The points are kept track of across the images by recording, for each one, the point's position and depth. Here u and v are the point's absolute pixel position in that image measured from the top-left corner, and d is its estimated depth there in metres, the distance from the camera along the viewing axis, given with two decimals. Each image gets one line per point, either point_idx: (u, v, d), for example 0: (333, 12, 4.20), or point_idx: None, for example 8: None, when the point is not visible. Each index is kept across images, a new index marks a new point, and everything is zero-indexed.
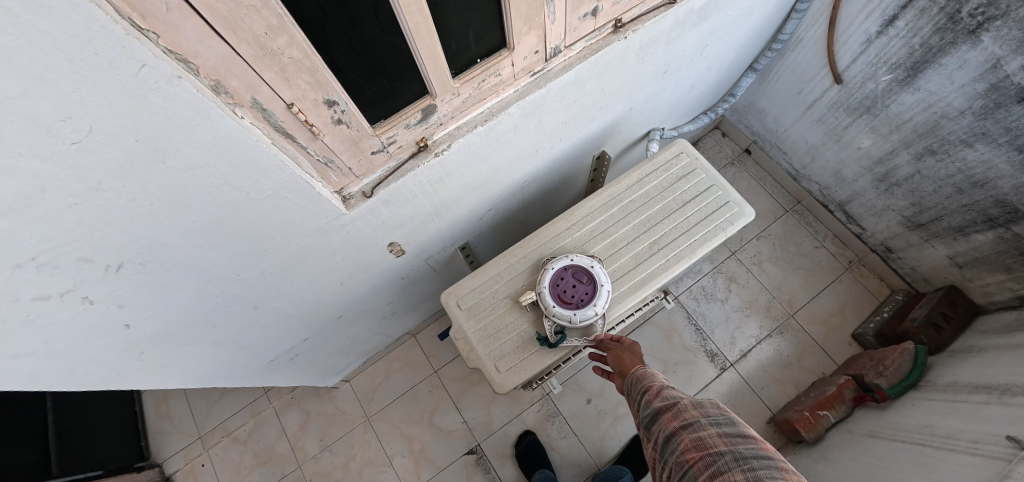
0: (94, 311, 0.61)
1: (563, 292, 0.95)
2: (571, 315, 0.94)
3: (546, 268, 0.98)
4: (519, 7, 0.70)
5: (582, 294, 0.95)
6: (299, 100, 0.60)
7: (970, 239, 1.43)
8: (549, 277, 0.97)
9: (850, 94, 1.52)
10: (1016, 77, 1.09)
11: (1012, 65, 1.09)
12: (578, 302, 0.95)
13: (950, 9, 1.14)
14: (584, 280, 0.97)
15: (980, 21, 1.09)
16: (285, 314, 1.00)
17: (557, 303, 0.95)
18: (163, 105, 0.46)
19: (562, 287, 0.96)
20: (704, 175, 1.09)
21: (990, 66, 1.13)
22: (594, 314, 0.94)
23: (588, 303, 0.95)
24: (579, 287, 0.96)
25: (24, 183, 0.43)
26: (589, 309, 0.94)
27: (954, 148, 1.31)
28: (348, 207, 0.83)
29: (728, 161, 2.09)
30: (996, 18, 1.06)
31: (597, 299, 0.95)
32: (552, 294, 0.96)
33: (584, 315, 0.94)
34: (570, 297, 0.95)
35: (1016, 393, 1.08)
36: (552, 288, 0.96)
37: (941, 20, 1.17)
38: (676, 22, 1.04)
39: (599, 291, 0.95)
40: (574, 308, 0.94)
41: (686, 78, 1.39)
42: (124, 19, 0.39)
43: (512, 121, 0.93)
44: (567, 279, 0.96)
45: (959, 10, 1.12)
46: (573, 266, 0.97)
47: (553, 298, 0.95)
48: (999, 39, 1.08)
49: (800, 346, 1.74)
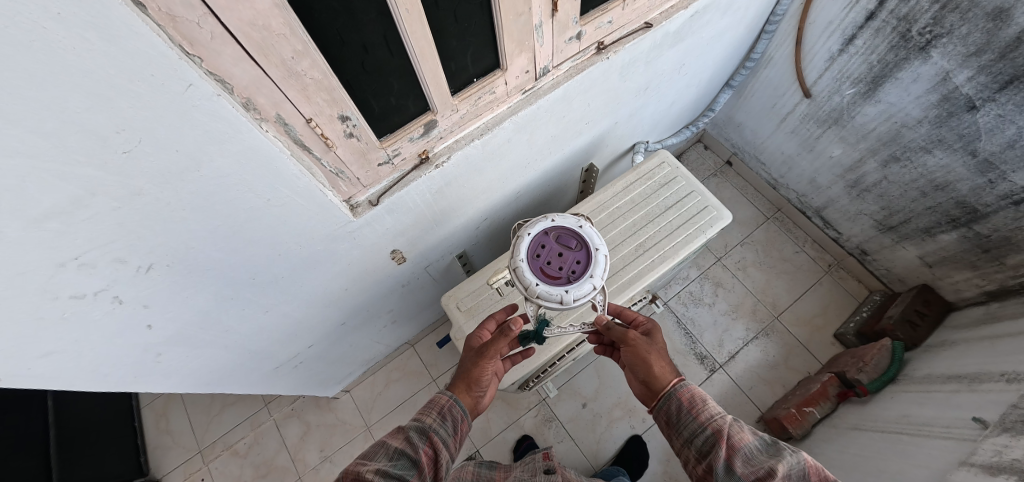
0: (122, 311, 0.66)
1: (549, 265, 0.86)
2: (564, 292, 0.83)
3: (523, 238, 0.89)
4: (511, 31, 0.79)
5: (572, 264, 0.87)
6: (317, 116, 0.67)
7: (936, 239, 1.52)
8: (527, 248, 0.89)
9: (819, 107, 1.63)
10: (963, 88, 1.21)
11: (959, 77, 1.20)
12: (571, 275, 0.85)
13: (902, 29, 1.26)
14: (572, 246, 0.89)
15: (928, 39, 1.21)
16: (292, 319, 1.04)
17: (544, 280, 0.85)
18: (202, 120, 0.53)
19: (546, 259, 0.87)
20: (685, 183, 1.17)
21: (940, 79, 1.24)
22: (592, 288, 0.84)
23: (582, 274, 0.86)
24: (567, 256, 0.87)
25: (77, 188, 0.48)
26: (584, 280, 0.84)
27: (915, 154, 1.42)
28: (355, 215, 0.89)
29: (710, 172, 2.20)
30: (942, 36, 1.18)
31: (591, 268, 0.86)
32: (536, 268, 0.86)
33: (581, 290, 0.83)
34: (559, 270, 0.86)
35: (983, 379, 1.15)
36: (533, 260, 0.87)
37: (895, 38, 1.29)
38: (654, 44, 1.14)
39: (591, 258, 0.87)
40: (567, 282, 0.84)
41: (666, 95, 1.49)
42: (177, 46, 0.46)
43: (506, 135, 1.01)
44: (551, 247, 0.88)
45: (909, 29, 1.24)
46: (558, 236, 0.89)
47: (537, 274, 0.85)
48: (946, 55, 1.20)
49: (786, 346, 1.80)
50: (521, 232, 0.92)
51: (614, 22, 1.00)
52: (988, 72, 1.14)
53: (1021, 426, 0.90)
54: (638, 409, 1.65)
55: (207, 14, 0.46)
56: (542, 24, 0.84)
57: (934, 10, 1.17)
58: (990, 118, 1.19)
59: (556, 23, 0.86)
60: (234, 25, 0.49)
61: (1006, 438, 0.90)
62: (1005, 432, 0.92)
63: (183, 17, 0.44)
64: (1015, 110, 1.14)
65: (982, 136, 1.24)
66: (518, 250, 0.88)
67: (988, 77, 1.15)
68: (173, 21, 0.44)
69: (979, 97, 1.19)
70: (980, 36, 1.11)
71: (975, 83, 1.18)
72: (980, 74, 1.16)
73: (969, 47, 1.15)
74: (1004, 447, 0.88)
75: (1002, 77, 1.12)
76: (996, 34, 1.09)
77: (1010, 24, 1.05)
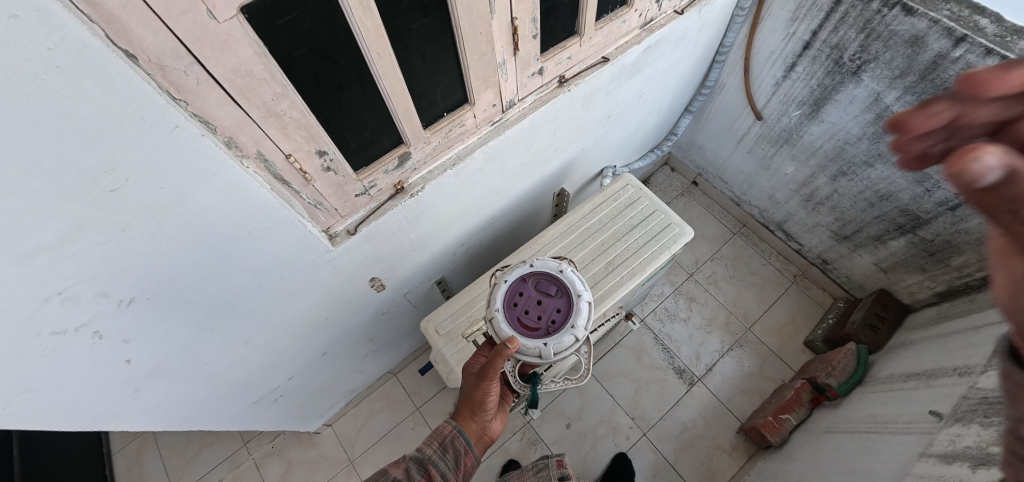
0: (101, 346, 0.67)
1: (527, 315, 0.87)
2: (542, 345, 0.83)
3: (501, 286, 0.89)
4: (476, 68, 0.87)
5: (551, 313, 0.87)
6: (296, 152, 0.71)
7: (886, 245, 1.62)
8: (505, 297, 0.89)
9: (770, 128, 1.76)
10: (893, 107, 1.33)
11: (889, 97, 1.33)
12: (549, 325, 0.86)
13: (835, 56, 1.40)
14: (551, 294, 0.89)
15: (858, 65, 1.35)
16: (272, 350, 1.06)
17: (522, 331, 0.86)
18: (188, 157, 0.57)
19: (525, 308, 0.88)
20: (648, 203, 1.25)
21: (872, 99, 1.37)
22: (572, 340, 0.84)
23: (562, 325, 0.86)
24: (546, 304, 0.88)
25: (65, 224, 0.52)
26: (565, 334, 0.84)
27: (860, 169, 1.54)
28: (334, 244, 0.93)
29: (678, 192, 2.31)
30: (870, 62, 1.32)
31: (573, 321, 0.85)
32: (513, 319, 0.87)
33: (561, 342, 0.84)
34: (537, 321, 0.87)
35: (938, 375, 1.22)
36: (511, 309, 0.88)
37: (830, 65, 1.43)
38: (612, 76, 1.24)
39: (572, 309, 0.87)
40: (545, 334, 0.85)
41: (629, 122, 1.60)
42: (164, 92, 0.51)
43: (477, 164, 1.07)
44: (529, 295, 0.89)
45: (841, 56, 1.38)
46: (536, 283, 0.90)
47: (515, 325, 0.86)
48: (875, 78, 1.33)
49: (760, 356, 1.86)
50: (499, 279, 0.92)
51: (573, 57, 1.09)
52: (913, 92, 1.27)
53: (970, 415, 0.97)
54: (622, 427, 1.73)
55: (194, 62, 0.52)
56: (505, 62, 0.92)
57: (861, 39, 1.31)
58: None
59: (518, 61, 0.95)
60: (219, 72, 0.54)
61: (958, 428, 0.96)
62: (958, 421, 0.98)
63: (171, 66, 0.50)
64: None
65: None
66: (495, 300, 0.88)
67: (913, 96, 1.28)
68: (161, 70, 0.50)
69: None
70: (902, 61, 1.25)
71: (902, 102, 1.31)
72: (906, 94, 1.29)
73: (894, 71, 1.28)
74: (957, 436, 0.94)
75: (925, 96, 1.25)
76: (915, 59, 1.23)
77: (927, 50, 1.19)
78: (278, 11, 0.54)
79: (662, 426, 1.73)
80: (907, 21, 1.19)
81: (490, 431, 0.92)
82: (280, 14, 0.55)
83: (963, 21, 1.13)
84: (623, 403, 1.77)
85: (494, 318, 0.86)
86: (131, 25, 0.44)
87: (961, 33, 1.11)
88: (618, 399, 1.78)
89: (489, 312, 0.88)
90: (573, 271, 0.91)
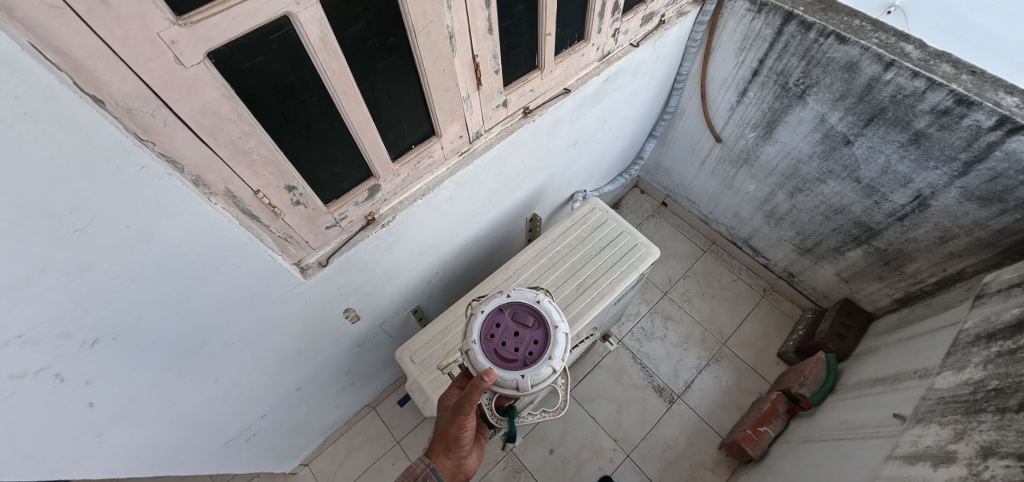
0: (61, 391, 0.66)
1: (504, 346, 0.79)
2: (520, 377, 0.76)
3: (477, 317, 0.82)
4: (442, 102, 0.92)
5: (529, 344, 0.80)
6: (265, 188, 0.74)
7: (845, 256, 1.69)
8: (481, 328, 0.81)
9: (729, 150, 1.85)
10: (838, 126, 1.43)
11: (832, 118, 1.43)
12: (527, 357, 0.79)
13: (781, 82, 1.51)
14: (528, 325, 0.82)
15: (803, 89, 1.46)
16: (243, 387, 1.05)
17: (498, 364, 0.78)
18: (154, 196, 0.60)
19: (501, 340, 0.80)
20: (615, 225, 1.30)
21: (818, 120, 1.48)
22: (550, 371, 0.78)
23: (539, 357, 0.79)
24: (523, 336, 0.81)
25: (29, 265, 0.54)
26: (542, 366, 0.77)
27: (814, 185, 1.62)
28: (305, 277, 0.93)
29: (649, 214, 2.39)
30: (812, 86, 1.43)
31: (550, 353, 0.79)
32: (490, 352, 0.79)
33: (538, 374, 0.77)
34: (514, 353, 0.79)
35: (901, 378, 1.27)
36: (487, 341, 0.80)
37: (777, 89, 1.54)
38: (575, 106, 1.31)
39: (550, 341, 0.80)
40: (522, 366, 0.78)
41: (595, 148, 1.68)
42: (131, 134, 0.55)
43: (447, 193, 1.11)
44: (506, 326, 0.81)
45: (787, 82, 1.49)
46: (513, 313, 0.83)
47: (491, 358, 0.79)
48: (819, 100, 1.44)
49: (737, 370, 1.90)
50: (475, 309, 0.84)
51: (535, 90, 1.16)
52: (853, 112, 1.37)
53: (930, 415, 1.00)
54: (605, 449, 1.72)
55: (161, 106, 0.55)
56: (470, 96, 0.98)
57: (802, 65, 1.42)
58: (864, 150, 1.41)
59: (482, 94, 1.01)
60: (185, 113, 0.57)
61: (919, 428, 1.00)
62: (919, 422, 1.02)
63: (138, 110, 0.54)
64: (880, 142, 1.36)
65: (861, 165, 1.44)
66: (470, 331, 0.81)
67: (854, 116, 1.38)
68: (129, 113, 0.53)
69: (851, 132, 1.41)
70: (841, 84, 1.36)
71: (845, 122, 1.41)
72: (848, 115, 1.39)
73: (834, 93, 1.39)
74: (919, 437, 0.98)
75: (864, 115, 1.35)
76: (852, 82, 1.34)
77: (861, 73, 1.30)
78: (244, 55, 0.58)
79: (645, 446, 1.73)
80: (841, 48, 1.31)
81: (466, 469, 0.79)
82: (246, 58, 0.59)
83: (890, 48, 1.25)
84: (605, 425, 1.77)
85: (471, 350, 0.79)
86: (97, 72, 0.48)
87: (890, 59, 1.22)
88: (601, 421, 1.78)
89: (465, 343, 0.81)
90: (551, 302, 0.85)
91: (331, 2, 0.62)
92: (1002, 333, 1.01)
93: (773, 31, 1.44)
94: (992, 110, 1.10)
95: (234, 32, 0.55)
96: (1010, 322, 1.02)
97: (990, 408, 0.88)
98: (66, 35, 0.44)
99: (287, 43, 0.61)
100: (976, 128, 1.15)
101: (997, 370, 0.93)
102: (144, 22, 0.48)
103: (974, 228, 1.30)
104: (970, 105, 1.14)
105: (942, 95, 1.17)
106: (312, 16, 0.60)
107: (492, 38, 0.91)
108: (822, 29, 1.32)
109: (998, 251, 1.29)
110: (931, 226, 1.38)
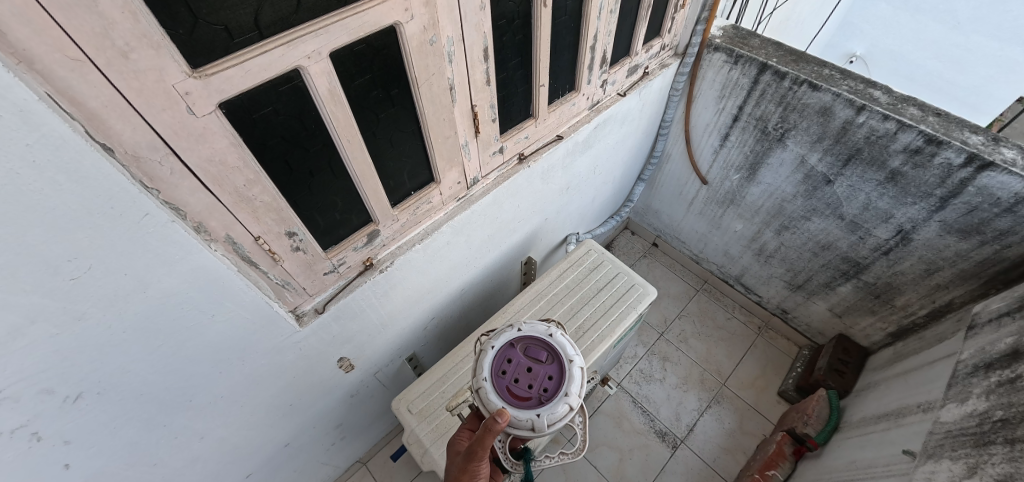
0: (39, 449, 0.65)
1: (516, 383, 0.77)
2: (535, 416, 0.74)
3: (487, 353, 0.80)
4: (441, 149, 0.95)
5: (543, 380, 0.78)
6: (265, 234, 0.74)
7: (836, 292, 1.71)
8: (491, 364, 0.79)
9: (715, 191, 1.91)
10: (818, 167, 1.50)
11: (812, 159, 1.51)
12: (542, 394, 0.76)
13: (760, 126, 1.60)
14: (542, 359, 0.80)
15: (782, 132, 1.55)
16: (229, 444, 0.99)
17: (512, 402, 0.75)
18: (154, 244, 0.60)
19: (513, 375, 0.78)
20: (612, 265, 1.31)
21: (799, 161, 1.55)
22: (567, 409, 0.75)
23: (555, 393, 0.76)
24: (537, 371, 0.78)
25: (19, 317, 0.53)
26: (559, 401, 0.75)
27: (799, 222, 1.67)
28: (302, 325, 0.91)
29: (640, 254, 2.42)
30: (791, 129, 1.51)
31: (566, 387, 0.77)
32: (502, 389, 0.77)
33: (554, 413, 0.74)
34: (527, 389, 0.77)
35: (905, 412, 1.25)
36: (498, 378, 0.78)
37: (758, 133, 1.62)
38: (567, 151, 1.36)
39: (566, 373, 0.78)
40: (538, 404, 0.75)
41: (587, 191, 1.72)
42: (137, 181, 0.55)
43: (445, 237, 1.12)
44: (519, 361, 0.79)
45: (766, 126, 1.58)
46: (523, 343, 0.82)
47: (503, 396, 0.76)
48: (798, 143, 1.52)
49: (738, 411, 1.85)
50: (485, 344, 0.82)
51: (530, 136, 1.20)
52: (831, 153, 1.45)
53: (940, 450, 0.98)
54: None
55: (169, 154, 0.56)
56: (468, 143, 1.01)
57: (779, 111, 1.52)
58: (845, 188, 1.47)
59: (480, 142, 1.05)
60: (193, 162, 0.58)
61: (932, 464, 0.96)
62: (930, 457, 0.99)
63: (146, 157, 0.54)
64: (859, 180, 1.42)
65: (844, 203, 1.50)
66: (481, 368, 0.79)
67: (832, 157, 1.45)
68: (137, 161, 0.54)
69: (831, 172, 1.48)
70: (817, 127, 1.44)
71: (824, 162, 1.48)
72: (826, 156, 1.46)
73: (812, 136, 1.47)
74: (931, 474, 0.94)
75: (842, 155, 1.43)
76: (827, 125, 1.42)
77: (836, 117, 1.39)
78: (255, 106, 0.60)
79: None
80: (815, 95, 1.40)
81: None
82: (257, 109, 0.61)
83: (859, 94, 1.34)
84: (607, 475, 1.70)
85: (481, 389, 0.77)
86: (110, 122, 0.49)
87: (861, 104, 1.31)
88: (603, 470, 1.71)
89: (476, 381, 0.78)
90: (564, 334, 0.83)
91: (340, 57, 0.66)
92: (999, 362, 1.01)
93: (750, 80, 1.54)
94: (961, 148, 1.17)
95: (246, 85, 0.56)
96: (1005, 351, 1.02)
97: (998, 440, 0.87)
98: (83, 86, 0.46)
99: (297, 94, 0.63)
100: (948, 166, 1.22)
101: (1001, 400, 0.93)
102: (161, 74, 0.50)
103: (957, 259, 1.34)
104: (940, 144, 1.21)
105: (912, 135, 1.24)
106: (323, 69, 0.63)
107: (490, 88, 0.96)
108: (795, 78, 1.42)
109: (982, 281, 1.32)
110: (916, 260, 1.42)
